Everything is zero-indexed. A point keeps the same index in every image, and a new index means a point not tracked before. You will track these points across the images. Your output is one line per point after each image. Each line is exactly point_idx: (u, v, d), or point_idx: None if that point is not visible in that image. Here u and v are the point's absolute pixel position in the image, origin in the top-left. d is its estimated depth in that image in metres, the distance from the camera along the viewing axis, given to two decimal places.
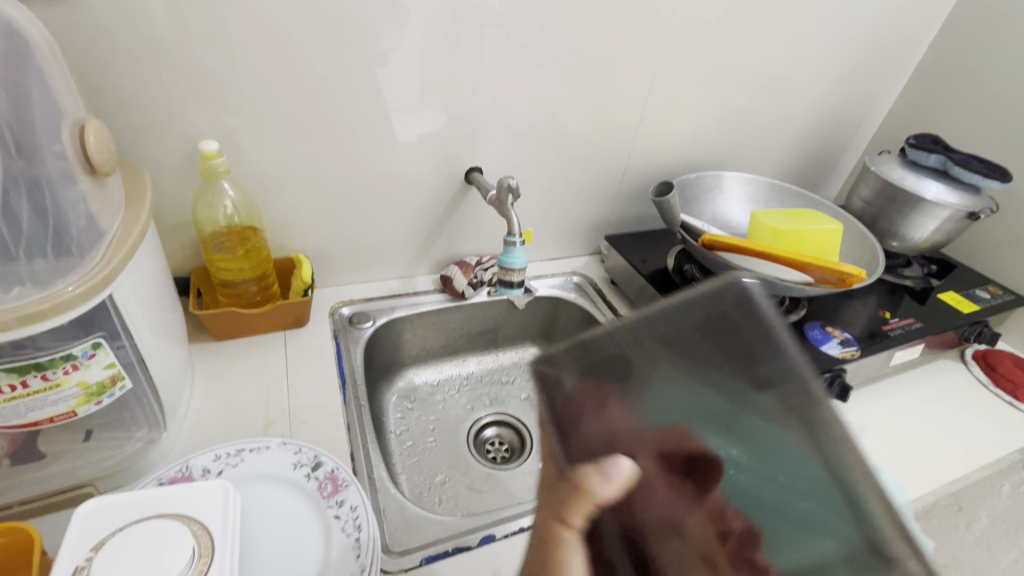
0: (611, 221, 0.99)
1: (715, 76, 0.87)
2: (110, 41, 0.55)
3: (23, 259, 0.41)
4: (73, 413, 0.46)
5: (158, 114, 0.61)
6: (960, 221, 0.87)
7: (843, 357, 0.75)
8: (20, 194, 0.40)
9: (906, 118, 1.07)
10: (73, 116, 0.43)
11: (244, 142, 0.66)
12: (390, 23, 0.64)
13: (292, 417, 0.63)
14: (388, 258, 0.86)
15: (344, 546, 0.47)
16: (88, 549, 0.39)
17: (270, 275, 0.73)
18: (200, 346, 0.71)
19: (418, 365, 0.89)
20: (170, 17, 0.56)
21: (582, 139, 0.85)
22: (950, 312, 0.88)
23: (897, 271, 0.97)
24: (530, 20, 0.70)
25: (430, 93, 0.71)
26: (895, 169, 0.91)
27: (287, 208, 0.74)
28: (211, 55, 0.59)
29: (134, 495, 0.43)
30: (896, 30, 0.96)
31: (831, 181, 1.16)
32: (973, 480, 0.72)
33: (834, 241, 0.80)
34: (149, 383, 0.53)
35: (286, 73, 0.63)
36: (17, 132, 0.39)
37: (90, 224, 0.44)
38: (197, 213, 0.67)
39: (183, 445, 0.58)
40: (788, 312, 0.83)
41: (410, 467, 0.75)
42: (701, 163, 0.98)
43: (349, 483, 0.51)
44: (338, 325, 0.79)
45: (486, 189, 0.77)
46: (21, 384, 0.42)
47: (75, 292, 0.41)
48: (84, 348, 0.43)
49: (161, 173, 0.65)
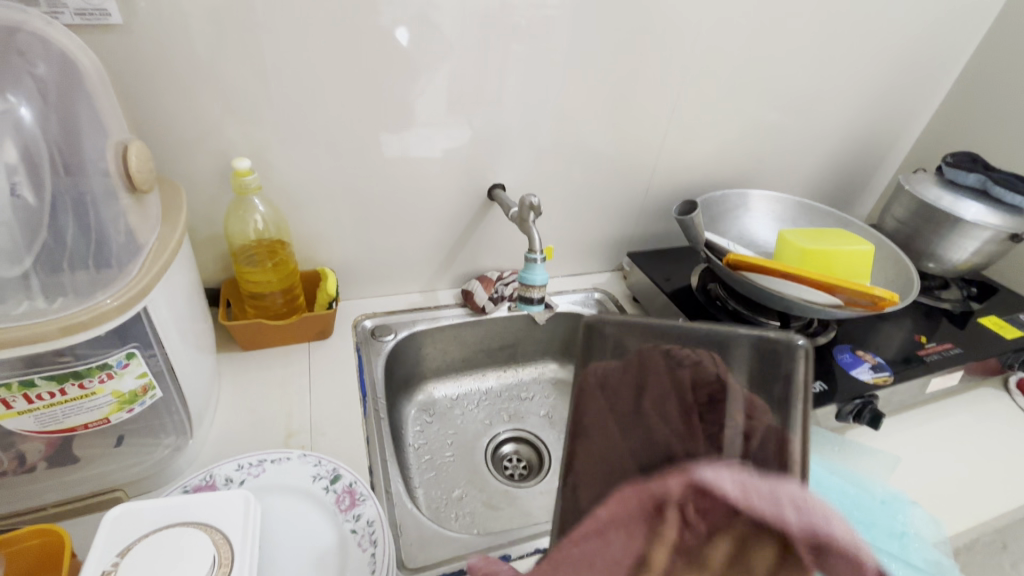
0: (634, 237, 0.98)
1: (744, 92, 0.86)
2: (152, 65, 0.58)
3: (66, 270, 0.43)
4: (106, 420, 0.48)
5: (196, 133, 0.64)
6: (1002, 242, 0.83)
7: (874, 383, 0.72)
8: (67, 211, 0.43)
9: (945, 135, 1.03)
10: (118, 137, 0.46)
11: (276, 160, 0.69)
12: (418, 41, 0.66)
13: (313, 428, 0.64)
14: (412, 271, 0.87)
15: (359, 560, 0.48)
16: (115, 554, 0.40)
17: (297, 287, 0.75)
18: (228, 355, 0.73)
19: (438, 379, 0.89)
20: (211, 40, 0.58)
21: (606, 155, 0.85)
22: (992, 338, 0.84)
23: (933, 293, 0.93)
24: (557, 37, 0.71)
25: (456, 111, 0.72)
26: (931, 188, 0.88)
27: (316, 223, 0.76)
28: (248, 74, 0.62)
29: (162, 502, 0.44)
30: (931, 46, 0.94)
31: (864, 199, 1.13)
32: (1018, 517, 0.68)
33: (865, 262, 0.77)
34: (178, 392, 0.55)
35: (318, 93, 0.66)
36: (64, 153, 0.43)
37: (129, 240, 0.46)
38: (229, 227, 0.69)
39: (208, 453, 0.60)
40: (817, 334, 0.81)
41: (428, 481, 0.75)
42: (726, 180, 0.97)
43: (366, 497, 0.52)
44: (361, 338, 0.81)
45: (508, 206, 0.77)
46: (59, 390, 0.44)
47: (111, 305, 0.43)
48: (118, 358, 0.45)
49: (196, 189, 0.68)
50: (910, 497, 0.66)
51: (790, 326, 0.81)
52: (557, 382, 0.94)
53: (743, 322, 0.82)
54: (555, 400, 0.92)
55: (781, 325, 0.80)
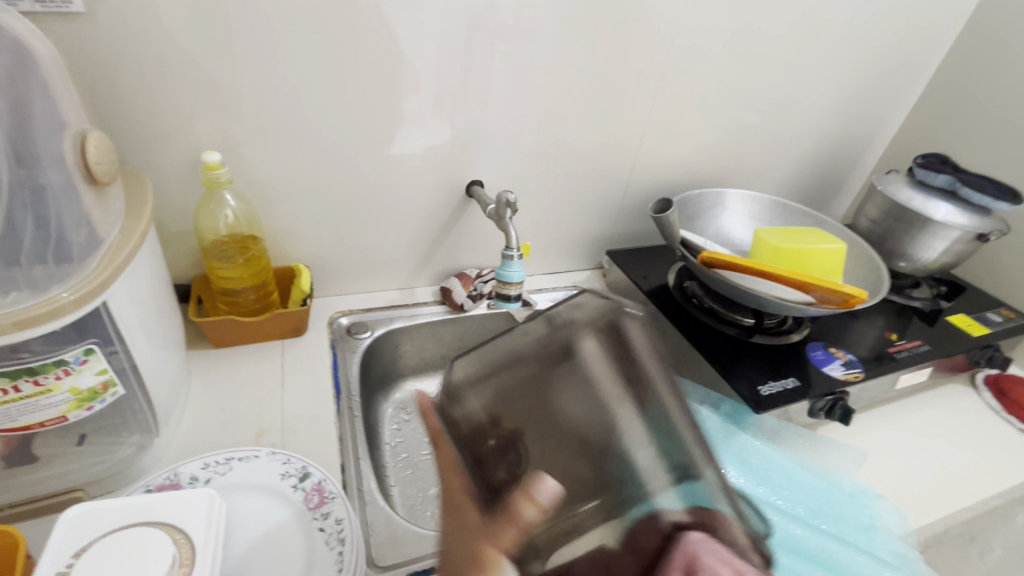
0: (613, 235, 0.99)
1: (722, 93, 0.87)
2: (115, 54, 0.56)
3: (24, 265, 0.42)
4: (65, 418, 0.47)
5: (160, 125, 0.62)
6: (970, 242, 0.85)
7: (846, 379, 0.73)
8: (25, 203, 0.42)
9: (917, 137, 1.06)
10: (75, 127, 0.45)
11: (247, 153, 0.68)
12: (397, 35, 0.65)
13: (285, 426, 0.63)
14: (390, 268, 0.86)
15: (327, 558, 0.47)
16: (71, 554, 0.39)
17: (270, 283, 0.74)
18: (199, 352, 0.72)
19: (416, 376, 0.88)
20: (178, 28, 0.57)
21: (585, 153, 0.85)
22: (960, 336, 0.86)
23: (905, 292, 0.95)
24: (536, 34, 0.71)
25: (434, 107, 0.72)
26: (902, 189, 0.90)
27: (290, 218, 0.75)
28: (217, 66, 0.60)
29: (121, 502, 0.43)
30: (905, 50, 0.95)
31: (839, 199, 1.15)
32: (983, 509, 0.70)
33: (837, 261, 0.78)
34: (142, 390, 0.54)
35: (290, 88, 0.65)
36: (18, 143, 0.41)
37: (90, 235, 0.46)
38: (199, 222, 0.68)
39: (176, 452, 0.59)
40: (791, 332, 0.83)
41: (403, 479, 0.75)
42: (705, 180, 0.98)
43: (335, 496, 0.51)
44: (336, 335, 0.80)
45: (485, 203, 0.77)
46: (13, 387, 0.42)
47: (70, 299, 0.42)
48: (75, 354, 0.44)
49: (164, 182, 0.66)
50: (877, 491, 0.68)
51: (765, 323, 0.82)
52: None
53: (719, 319, 0.83)
54: None
55: (756, 322, 0.82)
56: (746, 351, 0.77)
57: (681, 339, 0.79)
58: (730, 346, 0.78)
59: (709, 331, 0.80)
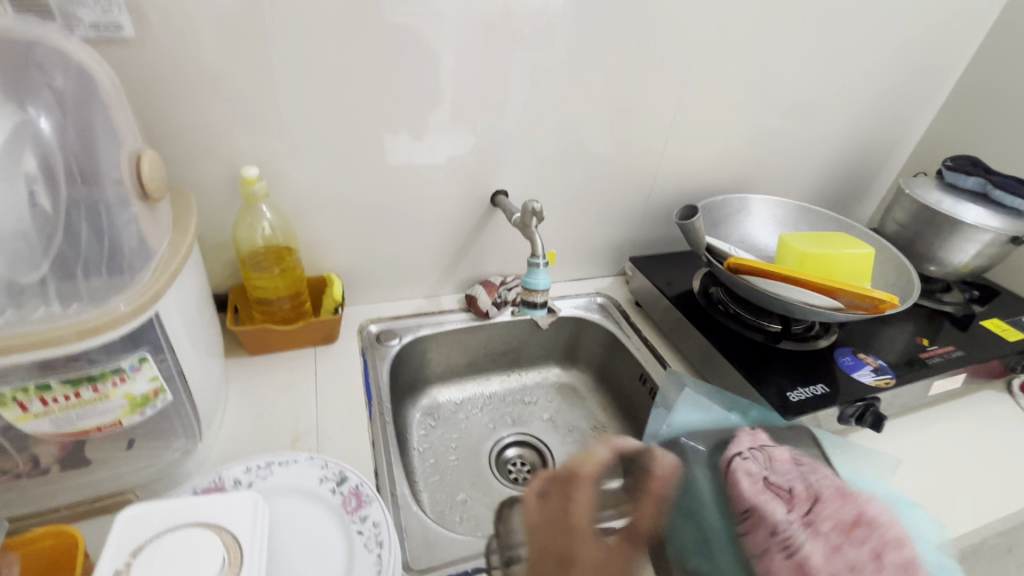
0: (636, 242, 0.99)
1: (743, 99, 0.87)
2: (161, 77, 0.59)
3: (81, 276, 0.44)
4: (119, 423, 0.49)
5: (202, 143, 0.65)
6: (1003, 245, 0.83)
7: (876, 385, 0.73)
8: (82, 217, 0.45)
9: (945, 138, 1.04)
10: (131, 146, 0.47)
11: (282, 167, 0.70)
12: (425, 51, 0.67)
13: (319, 431, 0.65)
14: (416, 277, 0.88)
15: (366, 561, 0.48)
16: (127, 554, 0.41)
17: (304, 293, 0.77)
18: (235, 360, 0.74)
19: (442, 384, 0.90)
20: (219, 51, 0.60)
21: (608, 161, 0.86)
22: (994, 341, 0.84)
23: (936, 296, 0.94)
24: (559, 45, 0.72)
25: (460, 119, 0.74)
26: (931, 192, 0.88)
27: (321, 229, 0.77)
28: (256, 85, 0.63)
29: (172, 504, 0.45)
30: (929, 51, 0.95)
31: (865, 203, 1.14)
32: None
33: (866, 266, 0.78)
34: (187, 396, 0.56)
35: (323, 104, 0.67)
36: (81, 162, 0.44)
37: (141, 246, 0.48)
38: (237, 234, 0.70)
39: (217, 456, 0.61)
40: (819, 337, 0.82)
41: (432, 484, 0.76)
42: (727, 185, 0.98)
43: (372, 499, 0.52)
44: (365, 343, 0.81)
45: (510, 212, 0.78)
46: (74, 394, 0.45)
47: (125, 310, 0.44)
48: (130, 362, 0.46)
49: (205, 198, 0.69)
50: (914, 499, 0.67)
51: (792, 329, 0.82)
52: (561, 387, 0.95)
53: (745, 325, 0.83)
54: (559, 404, 0.92)
55: (783, 328, 0.81)
56: (774, 357, 0.77)
57: (707, 345, 0.79)
58: (757, 353, 0.77)
59: (736, 337, 0.80)
